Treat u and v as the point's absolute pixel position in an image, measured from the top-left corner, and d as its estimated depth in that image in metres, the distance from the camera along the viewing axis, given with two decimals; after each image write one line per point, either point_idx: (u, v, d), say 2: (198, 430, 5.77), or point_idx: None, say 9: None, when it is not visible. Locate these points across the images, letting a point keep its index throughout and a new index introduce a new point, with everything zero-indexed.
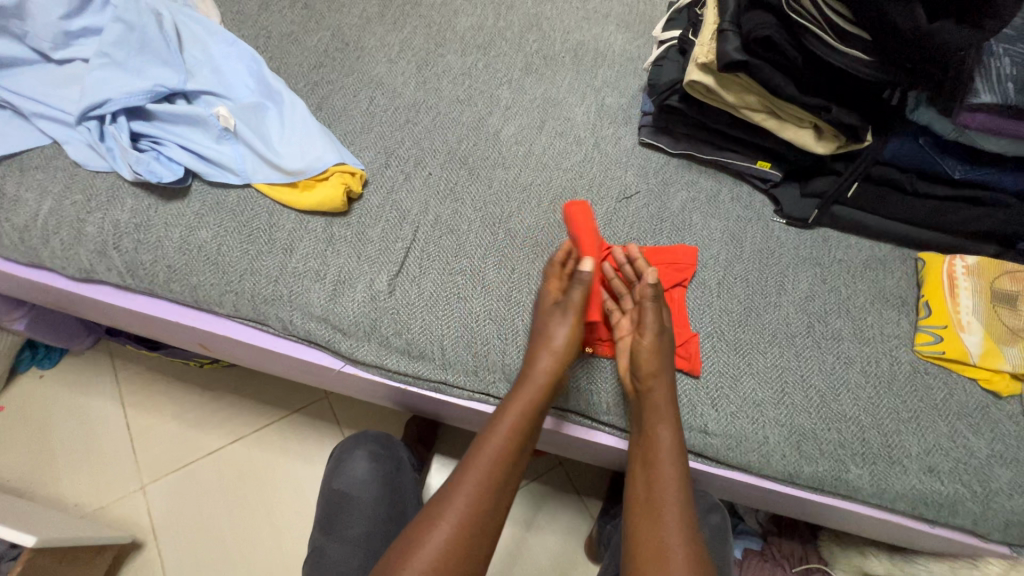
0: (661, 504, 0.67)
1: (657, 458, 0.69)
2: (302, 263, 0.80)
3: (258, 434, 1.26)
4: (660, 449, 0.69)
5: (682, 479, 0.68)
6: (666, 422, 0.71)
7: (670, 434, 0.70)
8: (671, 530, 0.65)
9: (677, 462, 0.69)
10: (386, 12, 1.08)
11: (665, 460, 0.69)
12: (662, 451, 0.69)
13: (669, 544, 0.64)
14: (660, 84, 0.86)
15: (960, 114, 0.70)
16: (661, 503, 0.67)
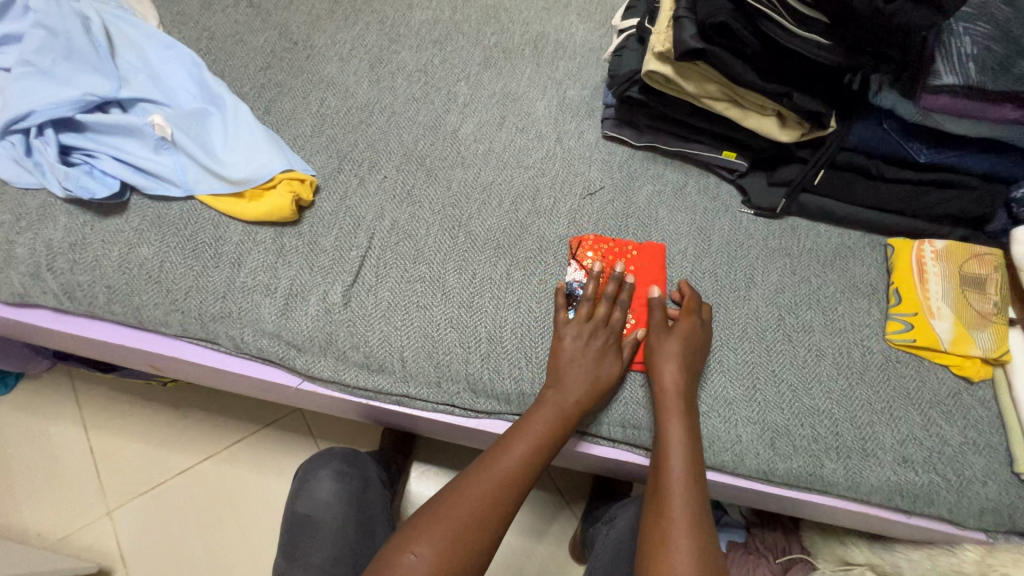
0: (670, 498, 0.61)
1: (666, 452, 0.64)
2: (250, 278, 0.76)
3: (228, 452, 1.22)
4: (668, 444, 0.65)
5: (694, 473, 0.63)
6: (676, 416, 0.67)
7: (680, 429, 0.66)
8: (681, 526, 0.59)
9: (688, 456, 0.64)
10: (336, 9, 1.03)
11: (674, 452, 0.64)
12: (671, 443, 0.65)
13: (674, 538, 0.58)
14: (619, 75, 0.83)
15: (924, 96, 0.68)
16: (671, 499, 0.61)
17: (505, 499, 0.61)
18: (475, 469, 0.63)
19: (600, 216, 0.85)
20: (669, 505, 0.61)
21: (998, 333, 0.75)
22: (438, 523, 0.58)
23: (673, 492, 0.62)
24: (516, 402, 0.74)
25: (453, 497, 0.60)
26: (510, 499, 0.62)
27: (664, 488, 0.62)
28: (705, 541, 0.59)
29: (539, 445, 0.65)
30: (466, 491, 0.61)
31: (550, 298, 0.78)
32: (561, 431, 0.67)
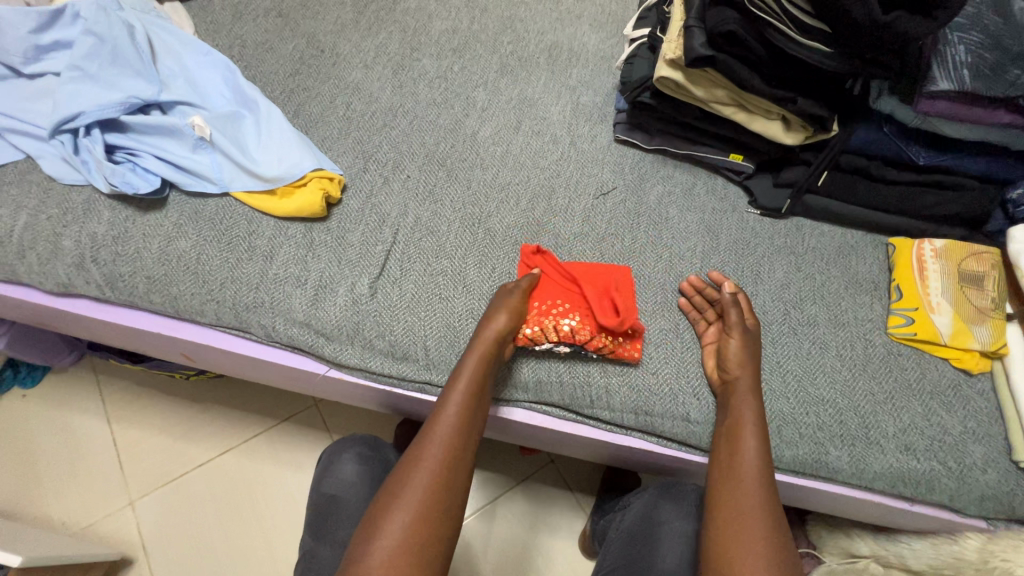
0: (742, 473, 0.66)
1: (740, 431, 0.69)
2: (282, 270, 0.80)
3: (248, 445, 1.26)
4: (742, 421, 0.70)
5: (764, 455, 0.67)
6: (747, 398, 0.71)
7: (752, 409, 0.70)
8: (755, 499, 0.64)
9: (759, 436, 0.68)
10: (361, 19, 1.08)
11: (746, 433, 0.68)
12: (744, 421, 0.69)
13: (749, 509, 0.63)
14: (631, 81, 0.88)
15: (921, 102, 0.73)
16: (744, 474, 0.66)
17: (461, 451, 0.66)
18: (424, 437, 0.67)
19: (613, 215, 0.89)
20: (742, 477, 0.66)
21: (996, 327, 0.78)
22: (412, 490, 0.62)
23: (746, 468, 0.66)
24: (533, 390, 0.77)
25: (419, 464, 0.64)
26: (462, 452, 0.67)
27: (736, 463, 0.67)
28: (775, 515, 0.63)
29: (470, 401, 0.69)
30: (421, 460, 0.65)
31: None
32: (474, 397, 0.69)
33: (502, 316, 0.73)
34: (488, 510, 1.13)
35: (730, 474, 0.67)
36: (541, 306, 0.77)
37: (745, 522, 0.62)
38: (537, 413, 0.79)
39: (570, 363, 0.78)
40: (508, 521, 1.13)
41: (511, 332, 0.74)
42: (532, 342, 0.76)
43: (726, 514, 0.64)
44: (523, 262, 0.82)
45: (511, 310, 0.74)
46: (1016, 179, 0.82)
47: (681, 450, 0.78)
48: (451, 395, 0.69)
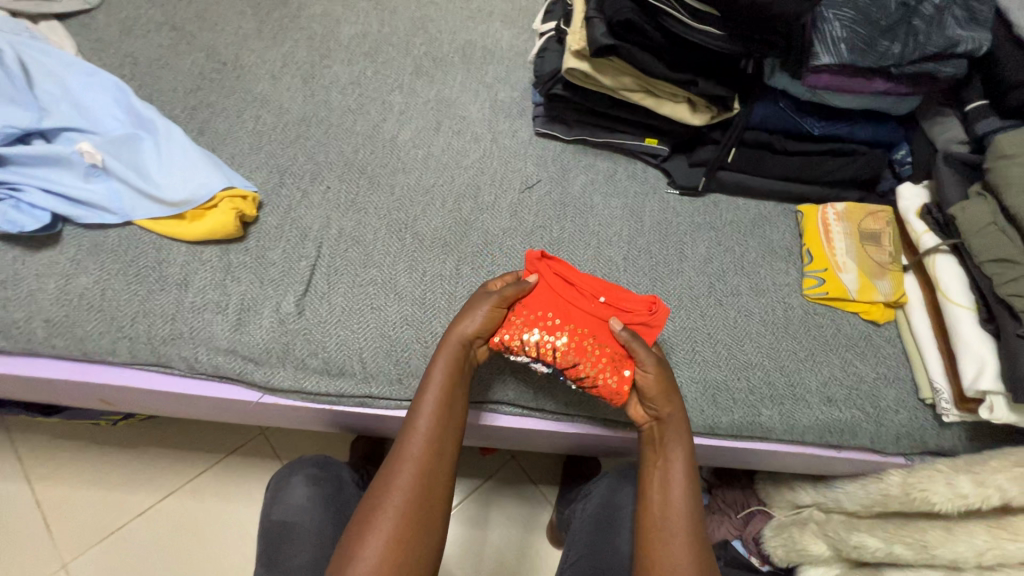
0: (669, 525, 0.64)
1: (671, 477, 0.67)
2: (199, 297, 0.76)
3: (193, 484, 1.19)
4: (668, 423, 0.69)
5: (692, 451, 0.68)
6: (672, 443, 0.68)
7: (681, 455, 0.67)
8: (682, 552, 0.63)
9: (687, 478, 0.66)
10: (263, 28, 1.05)
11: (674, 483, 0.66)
12: (671, 465, 0.67)
13: (676, 516, 0.65)
14: (543, 74, 0.89)
15: (807, 76, 0.78)
16: (674, 476, 0.67)
17: (431, 478, 0.63)
18: (393, 462, 0.63)
19: (539, 208, 0.90)
20: (670, 528, 0.64)
21: (896, 279, 0.84)
22: (389, 511, 0.60)
23: (675, 483, 0.66)
24: (477, 389, 0.78)
25: (388, 494, 0.61)
26: (434, 477, 0.63)
27: (665, 515, 0.65)
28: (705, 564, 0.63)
29: (442, 421, 0.66)
30: (388, 490, 0.62)
31: None
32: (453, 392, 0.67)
33: (480, 315, 0.69)
34: (465, 525, 1.11)
35: (655, 525, 0.65)
36: (529, 316, 0.72)
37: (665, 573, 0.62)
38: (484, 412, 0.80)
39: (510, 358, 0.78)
40: (489, 530, 1.12)
41: (484, 333, 0.70)
42: (506, 351, 0.72)
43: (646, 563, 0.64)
44: (527, 268, 0.76)
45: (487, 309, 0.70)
46: (899, 142, 0.90)
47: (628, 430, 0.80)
48: (421, 410, 0.65)
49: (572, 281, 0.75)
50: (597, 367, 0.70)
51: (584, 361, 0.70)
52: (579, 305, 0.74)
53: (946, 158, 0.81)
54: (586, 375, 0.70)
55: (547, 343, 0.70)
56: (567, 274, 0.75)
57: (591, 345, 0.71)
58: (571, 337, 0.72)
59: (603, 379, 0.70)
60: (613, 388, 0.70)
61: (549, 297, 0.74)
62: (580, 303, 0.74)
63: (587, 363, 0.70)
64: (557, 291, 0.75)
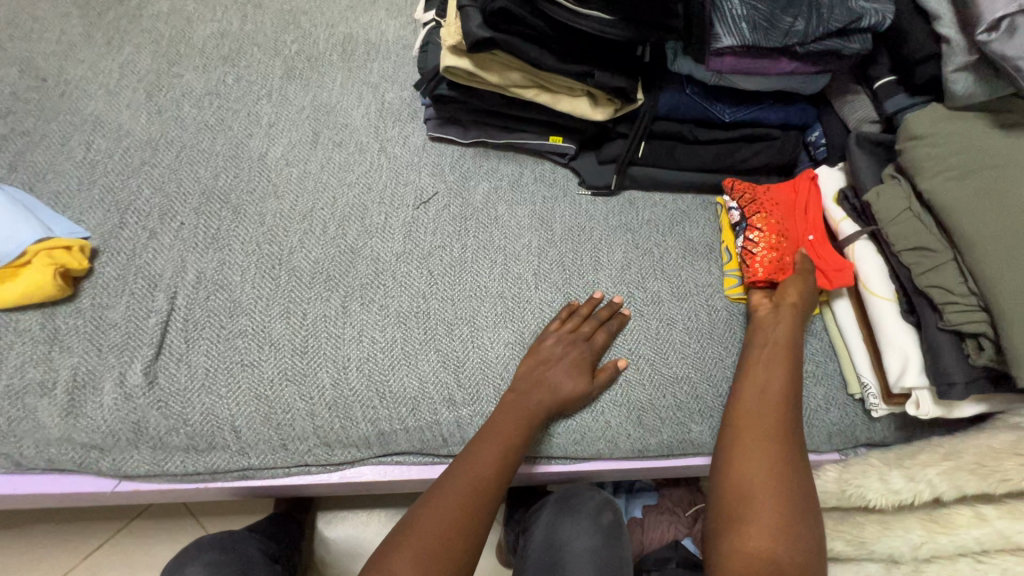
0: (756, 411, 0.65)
1: (774, 362, 0.69)
2: (17, 379, 0.62)
3: (90, 561, 0.99)
4: (771, 356, 0.69)
5: (793, 393, 0.67)
6: (786, 327, 0.71)
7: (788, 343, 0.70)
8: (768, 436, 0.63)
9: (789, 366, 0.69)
10: (95, 32, 0.88)
11: (775, 367, 0.68)
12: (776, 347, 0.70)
13: (766, 449, 0.62)
14: (425, 72, 0.78)
15: (710, 60, 0.70)
16: (769, 404, 0.66)
17: (477, 512, 0.59)
18: (437, 489, 0.61)
19: (437, 225, 0.80)
20: (762, 410, 0.65)
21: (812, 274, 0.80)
22: (426, 529, 0.57)
23: (770, 412, 0.65)
24: (377, 444, 0.68)
25: (428, 512, 0.58)
26: (485, 508, 0.60)
27: (759, 397, 0.67)
28: (790, 452, 0.62)
29: (505, 451, 0.64)
30: (430, 510, 0.58)
31: (396, 324, 0.72)
32: (521, 436, 0.65)
33: (565, 375, 0.69)
34: None
35: (749, 405, 0.66)
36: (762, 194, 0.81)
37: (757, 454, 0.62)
38: (389, 466, 0.71)
39: (413, 405, 0.69)
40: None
41: (569, 401, 0.69)
42: (727, 189, 0.83)
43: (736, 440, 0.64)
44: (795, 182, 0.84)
45: (575, 367, 0.70)
46: (813, 123, 0.85)
47: (554, 464, 0.73)
48: (484, 450, 0.63)
49: (807, 207, 0.81)
50: (761, 244, 0.77)
51: (764, 235, 0.77)
52: (813, 229, 0.80)
53: (859, 139, 0.76)
54: (753, 241, 0.77)
55: (750, 215, 0.79)
56: (818, 205, 0.81)
57: (781, 235, 0.78)
58: (766, 219, 0.78)
59: (761, 256, 0.77)
60: (762, 266, 0.76)
61: (797, 197, 0.82)
62: (805, 226, 0.80)
63: (766, 238, 0.77)
64: (804, 209, 0.81)
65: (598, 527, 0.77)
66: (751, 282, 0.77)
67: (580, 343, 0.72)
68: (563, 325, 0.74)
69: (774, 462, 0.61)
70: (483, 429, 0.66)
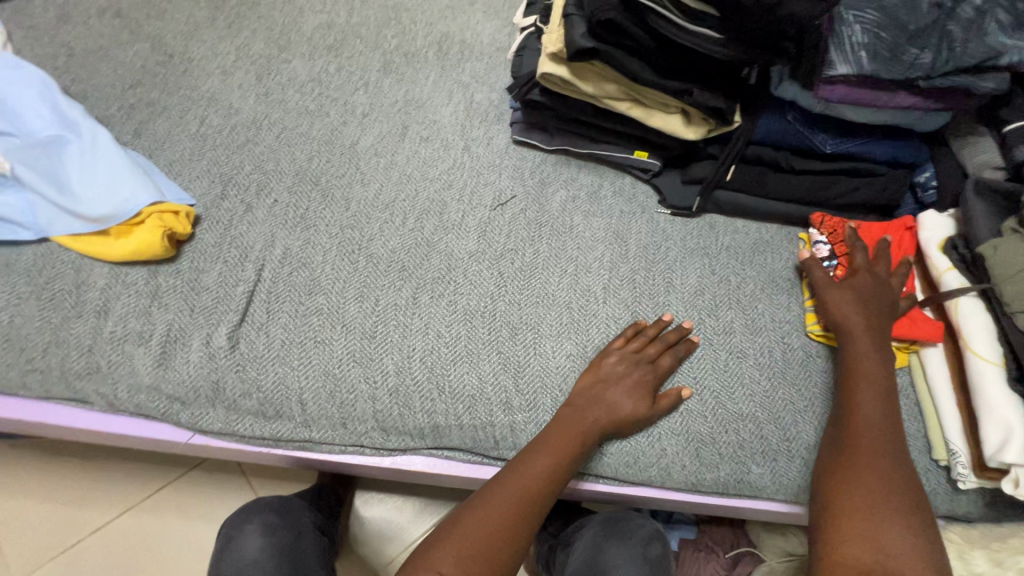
0: (862, 422, 0.63)
1: (864, 378, 0.65)
2: (120, 327, 0.68)
3: (151, 502, 1.07)
4: (859, 373, 0.66)
5: (891, 414, 0.63)
6: (868, 351, 0.67)
7: (873, 361, 0.66)
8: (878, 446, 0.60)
9: (876, 400, 0.64)
10: (218, 16, 0.95)
11: (863, 386, 0.65)
12: (861, 380, 0.65)
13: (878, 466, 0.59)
14: (520, 76, 0.78)
15: (819, 86, 0.67)
16: (867, 424, 0.62)
17: (524, 521, 0.59)
18: (485, 492, 0.61)
19: (512, 228, 0.80)
20: (869, 428, 0.62)
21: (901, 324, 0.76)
22: (471, 531, 0.57)
23: (873, 430, 0.62)
24: (431, 436, 0.69)
25: (475, 514, 0.58)
26: (531, 518, 0.60)
27: (860, 408, 0.64)
28: (903, 477, 0.59)
29: (558, 465, 0.63)
30: (477, 511, 0.59)
31: (462, 322, 0.73)
32: (577, 448, 0.64)
33: (626, 393, 0.68)
34: None
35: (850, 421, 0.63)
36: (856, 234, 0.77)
37: (867, 464, 0.59)
38: (438, 458, 0.72)
39: (469, 403, 0.69)
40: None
41: (626, 420, 0.67)
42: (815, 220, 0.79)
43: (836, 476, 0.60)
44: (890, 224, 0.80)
45: (636, 387, 0.68)
46: (925, 163, 0.79)
47: (600, 483, 0.72)
48: (537, 459, 0.63)
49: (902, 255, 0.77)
50: None
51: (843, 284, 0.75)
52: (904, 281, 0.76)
53: (977, 187, 0.70)
54: None
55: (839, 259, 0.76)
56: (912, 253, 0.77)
57: None
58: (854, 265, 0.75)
59: None
60: None
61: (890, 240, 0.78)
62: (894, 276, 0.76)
63: None
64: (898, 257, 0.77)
65: (646, 559, 0.75)
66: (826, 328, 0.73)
67: (643, 363, 0.70)
68: (626, 343, 0.72)
69: (892, 482, 0.58)
70: (537, 438, 0.65)
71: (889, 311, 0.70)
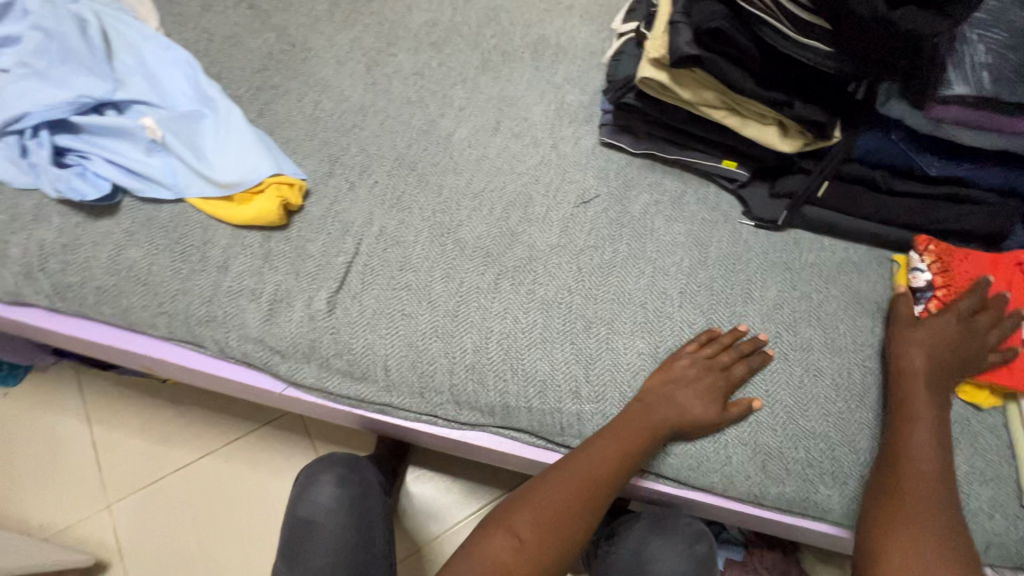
0: (910, 463, 0.63)
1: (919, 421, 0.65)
2: (236, 283, 0.76)
3: (230, 448, 1.17)
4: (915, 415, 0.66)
5: (943, 460, 0.63)
6: (925, 392, 0.66)
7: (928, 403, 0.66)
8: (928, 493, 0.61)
9: (931, 443, 0.64)
10: (335, 11, 1.03)
11: (919, 426, 0.65)
12: (917, 423, 0.65)
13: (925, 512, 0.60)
14: (617, 80, 0.80)
15: (932, 107, 0.65)
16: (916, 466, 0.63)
17: (591, 502, 0.63)
18: (557, 471, 0.65)
19: (593, 226, 0.83)
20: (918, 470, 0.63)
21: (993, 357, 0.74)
22: (543, 505, 0.62)
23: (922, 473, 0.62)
24: (500, 415, 0.73)
25: (546, 490, 0.63)
26: (598, 499, 0.63)
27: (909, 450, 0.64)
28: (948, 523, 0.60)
29: (628, 454, 0.65)
30: (548, 487, 0.63)
31: (539, 310, 0.76)
32: (647, 438, 0.67)
33: (696, 396, 0.69)
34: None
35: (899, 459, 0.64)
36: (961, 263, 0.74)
37: (908, 505, 0.61)
38: (503, 437, 0.75)
39: (540, 388, 0.72)
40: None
41: (694, 422, 0.69)
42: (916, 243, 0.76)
43: (880, 517, 0.62)
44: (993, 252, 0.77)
45: (706, 392, 0.69)
46: None
47: (658, 482, 0.73)
48: (607, 446, 0.65)
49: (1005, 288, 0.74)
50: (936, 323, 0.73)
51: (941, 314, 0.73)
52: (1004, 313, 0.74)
53: None
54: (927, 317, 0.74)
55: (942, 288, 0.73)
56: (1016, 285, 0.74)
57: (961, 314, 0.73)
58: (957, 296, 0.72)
59: None
60: None
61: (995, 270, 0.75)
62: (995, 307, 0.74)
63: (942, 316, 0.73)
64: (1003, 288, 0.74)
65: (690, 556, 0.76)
66: None
67: (716, 368, 0.71)
68: (701, 348, 0.73)
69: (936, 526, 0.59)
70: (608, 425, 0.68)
71: (963, 357, 0.68)
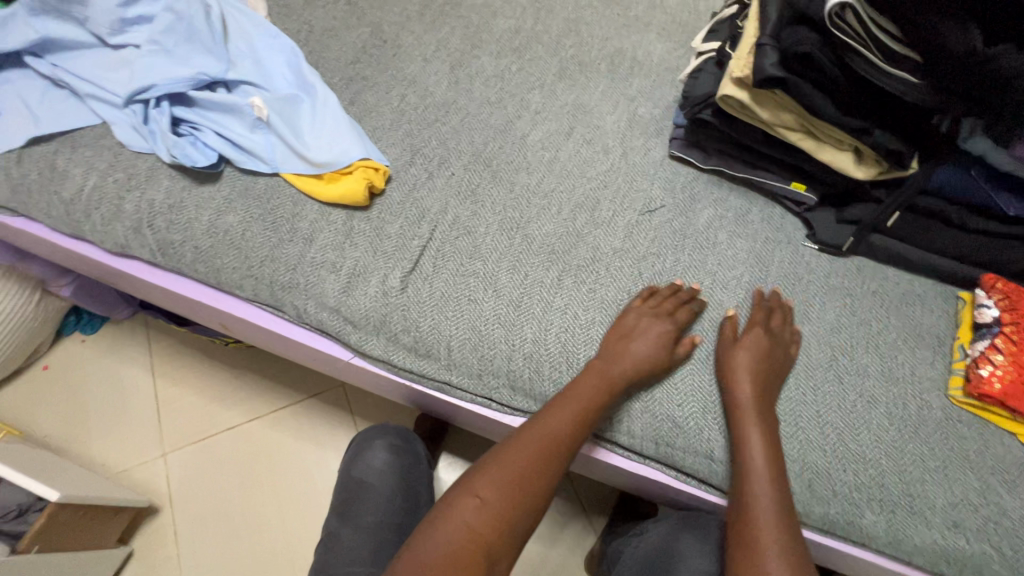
0: (753, 459, 0.66)
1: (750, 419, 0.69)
2: (319, 255, 0.82)
3: (281, 413, 1.24)
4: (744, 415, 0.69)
5: (775, 460, 0.66)
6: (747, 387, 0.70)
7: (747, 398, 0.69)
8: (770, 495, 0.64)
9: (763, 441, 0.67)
10: (425, 12, 1.09)
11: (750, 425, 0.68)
12: (747, 421, 0.68)
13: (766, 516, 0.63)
14: (694, 96, 0.83)
15: (1017, 145, 0.65)
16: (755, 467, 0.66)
17: (550, 464, 0.65)
18: (524, 434, 0.67)
19: (657, 234, 0.85)
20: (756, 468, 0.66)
21: None
22: (507, 468, 0.64)
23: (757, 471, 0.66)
24: None
25: (517, 454, 0.65)
26: (557, 461, 0.66)
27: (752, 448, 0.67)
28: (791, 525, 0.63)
29: (582, 418, 0.68)
30: (517, 450, 0.65)
31: (598, 309, 0.79)
32: (604, 402, 0.70)
33: (654, 346, 0.73)
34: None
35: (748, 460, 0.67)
36: None
37: (759, 501, 0.64)
38: None
39: None
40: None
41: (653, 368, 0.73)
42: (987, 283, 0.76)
43: (741, 513, 0.65)
44: None
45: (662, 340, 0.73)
46: None
47: (697, 487, 0.75)
48: (561, 413, 0.68)
49: None
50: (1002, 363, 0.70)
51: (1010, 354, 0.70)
52: None
53: None
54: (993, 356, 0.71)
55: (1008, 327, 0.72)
56: None
57: None
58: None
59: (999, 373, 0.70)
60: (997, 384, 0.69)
61: None
62: None
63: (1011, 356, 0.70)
64: None
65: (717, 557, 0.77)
66: (978, 392, 0.71)
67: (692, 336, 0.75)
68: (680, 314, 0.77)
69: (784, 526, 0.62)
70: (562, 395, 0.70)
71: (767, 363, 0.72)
